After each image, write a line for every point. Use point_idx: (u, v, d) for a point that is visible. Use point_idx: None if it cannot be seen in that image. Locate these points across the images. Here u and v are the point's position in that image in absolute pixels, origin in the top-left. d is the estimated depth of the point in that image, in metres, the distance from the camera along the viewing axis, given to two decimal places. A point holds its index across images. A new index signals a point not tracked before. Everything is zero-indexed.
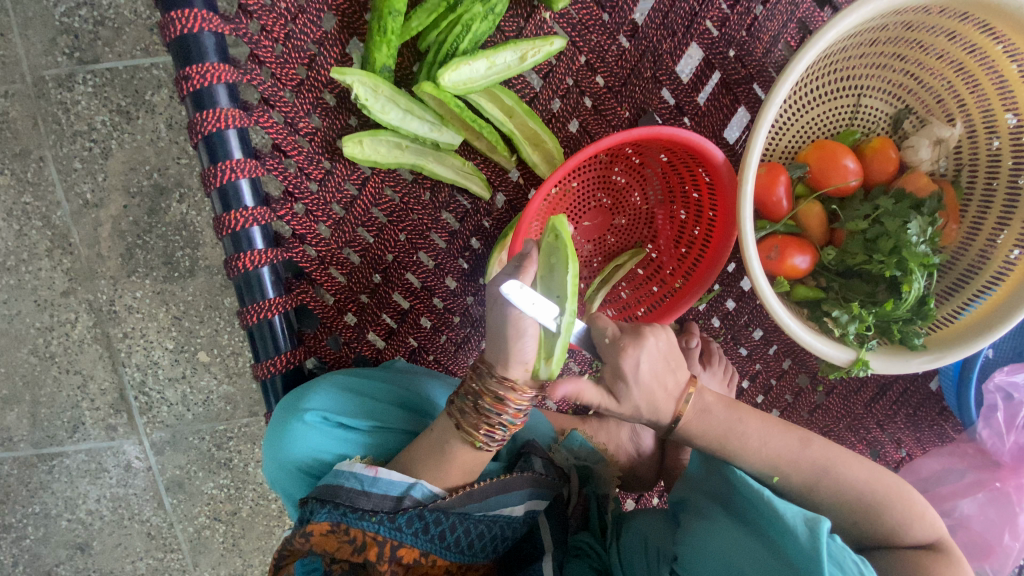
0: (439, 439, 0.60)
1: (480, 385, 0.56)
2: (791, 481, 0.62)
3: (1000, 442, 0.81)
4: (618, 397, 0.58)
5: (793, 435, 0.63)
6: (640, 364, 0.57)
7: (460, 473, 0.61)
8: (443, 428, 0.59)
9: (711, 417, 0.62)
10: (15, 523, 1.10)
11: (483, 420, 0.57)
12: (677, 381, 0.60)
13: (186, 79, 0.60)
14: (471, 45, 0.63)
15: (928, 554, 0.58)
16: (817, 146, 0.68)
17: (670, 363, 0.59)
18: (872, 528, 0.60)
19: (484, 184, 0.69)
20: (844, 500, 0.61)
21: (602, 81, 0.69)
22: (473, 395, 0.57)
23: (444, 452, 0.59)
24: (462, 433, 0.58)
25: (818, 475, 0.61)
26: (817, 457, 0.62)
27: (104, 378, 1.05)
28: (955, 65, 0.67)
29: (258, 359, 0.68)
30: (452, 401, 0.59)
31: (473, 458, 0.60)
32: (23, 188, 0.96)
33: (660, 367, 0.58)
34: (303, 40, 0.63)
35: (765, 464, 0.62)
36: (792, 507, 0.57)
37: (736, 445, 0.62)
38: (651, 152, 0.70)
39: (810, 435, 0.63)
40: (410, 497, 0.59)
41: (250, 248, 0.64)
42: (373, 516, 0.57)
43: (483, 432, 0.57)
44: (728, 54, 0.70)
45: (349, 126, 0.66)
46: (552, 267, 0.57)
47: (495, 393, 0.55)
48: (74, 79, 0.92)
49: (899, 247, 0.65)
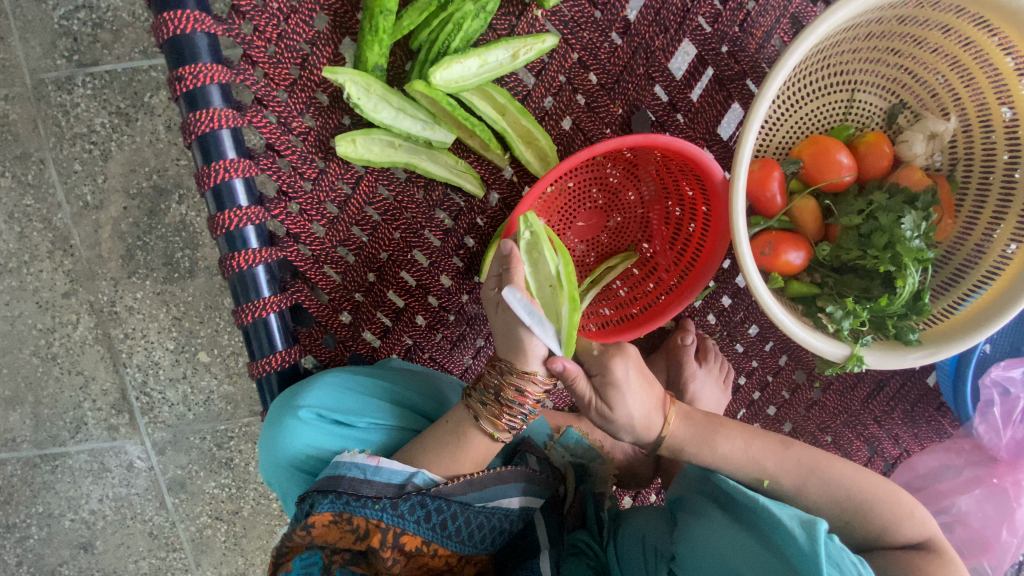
0: (451, 428, 0.61)
1: (501, 379, 0.58)
2: (781, 484, 0.62)
3: (996, 437, 0.81)
4: (612, 404, 0.58)
5: (775, 439, 0.64)
6: (629, 372, 0.59)
7: (472, 463, 0.62)
8: (459, 419, 0.61)
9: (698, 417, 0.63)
10: (19, 523, 1.11)
11: (506, 411, 0.58)
12: (656, 395, 0.61)
13: (179, 79, 0.60)
14: (463, 43, 0.63)
15: (922, 554, 0.58)
16: (810, 142, 0.68)
17: (649, 379, 0.61)
18: (863, 528, 0.60)
19: (477, 182, 0.69)
20: (836, 502, 0.61)
21: (594, 78, 0.69)
22: (494, 390, 0.58)
23: (456, 442, 0.61)
24: (481, 424, 0.60)
25: (806, 475, 0.62)
26: (801, 458, 0.62)
27: (105, 379, 1.06)
28: (950, 60, 0.67)
29: (254, 358, 0.69)
30: (470, 394, 0.60)
31: (484, 448, 0.62)
32: (24, 190, 0.97)
33: (644, 378, 0.60)
34: (295, 40, 0.63)
35: (751, 467, 0.62)
36: (787, 509, 0.57)
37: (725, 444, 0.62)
38: (644, 154, 0.69)
39: (791, 439, 0.64)
40: (412, 485, 0.59)
41: (245, 247, 0.65)
42: (375, 503, 0.57)
43: (505, 421, 0.59)
44: (721, 50, 0.70)
45: (342, 126, 0.66)
46: (537, 260, 0.62)
47: (518, 385, 0.57)
48: (73, 82, 0.93)
49: (893, 242, 0.65)
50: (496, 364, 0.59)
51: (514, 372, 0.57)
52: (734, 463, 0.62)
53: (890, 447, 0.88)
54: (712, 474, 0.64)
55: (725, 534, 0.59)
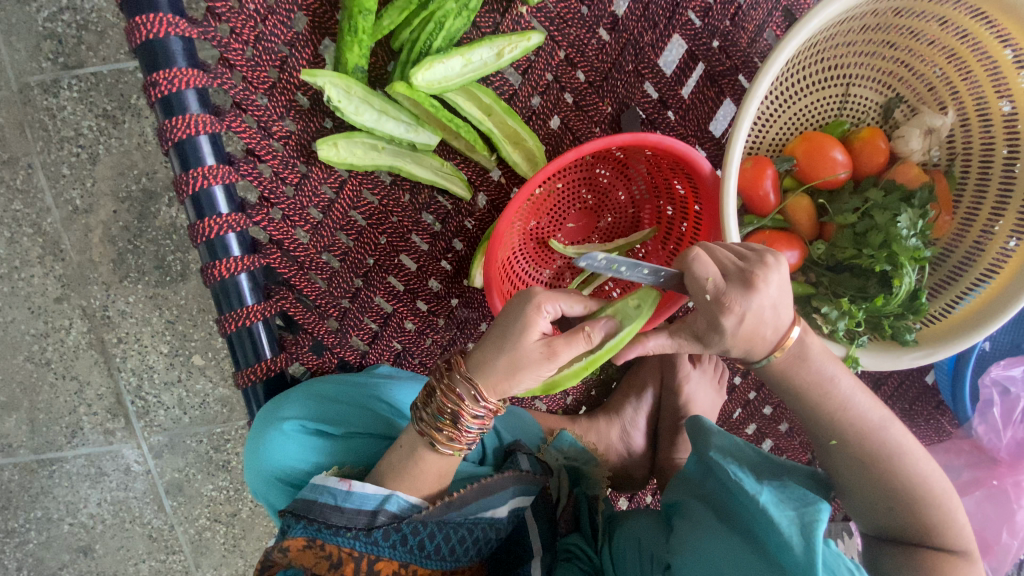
0: (405, 449, 0.59)
1: (457, 405, 0.54)
2: (848, 449, 0.58)
3: (996, 438, 0.80)
4: (708, 343, 0.53)
5: (876, 412, 0.58)
6: (746, 316, 0.50)
7: (435, 482, 0.60)
8: (412, 442, 0.58)
9: (802, 372, 0.56)
10: (18, 528, 1.11)
11: (455, 433, 0.56)
12: (779, 326, 0.53)
13: (154, 85, 0.59)
14: (446, 43, 0.62)
15: (946, 556, 0.57)
16: (804, 138, 0.66)
17: (783, 289, 0.52)
18: (910, 519, 0.58)
19: (464, 184, 0.67)
20: (876, 493, 0.58)
21: (582, 76, 0.68)
22: (450, 415, 0.55)
23: (409, 462, 0.58)
24: (438, 448, 0.57)
25: (881, 458, 0.57)
26: (888, 441, 0.57)
27: (100, 384, 1.05)
28: (946, 52, 0.65)
29: (239, 367, 0.68)
30: (421, 416, 0.56)
31: (439, 462, 0.59)
32: (13, 195, 0.96)
33: (774, 307, 0.51)
34: (273, 42, 0.61)
35: (828, 425, 0.58)
36: (787, 512, 0.55)
37: (816, 399, 0.57)
38: (634, 152, 0.67)
39: (890, 417, 0.58)
40: (384, 511, 0.58)
41: (227, 255, 0.64)
42: (347, 531, 0.56)
43: (464, 442, 0.57)
44: (712, 44, 0.68)
45: (324, 129, 0.65)
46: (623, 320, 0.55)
47: (475, 412, 0.54)
48: (59, 84, 0.92)
49: (888, 241, 0.63)
50: (458, 388, 0.54)
51: (473, 399, 0.53)
52: (815, 415, 0.58)
53: None
54: (721, 469, 0.62)
55: (722, 542, 0.57)
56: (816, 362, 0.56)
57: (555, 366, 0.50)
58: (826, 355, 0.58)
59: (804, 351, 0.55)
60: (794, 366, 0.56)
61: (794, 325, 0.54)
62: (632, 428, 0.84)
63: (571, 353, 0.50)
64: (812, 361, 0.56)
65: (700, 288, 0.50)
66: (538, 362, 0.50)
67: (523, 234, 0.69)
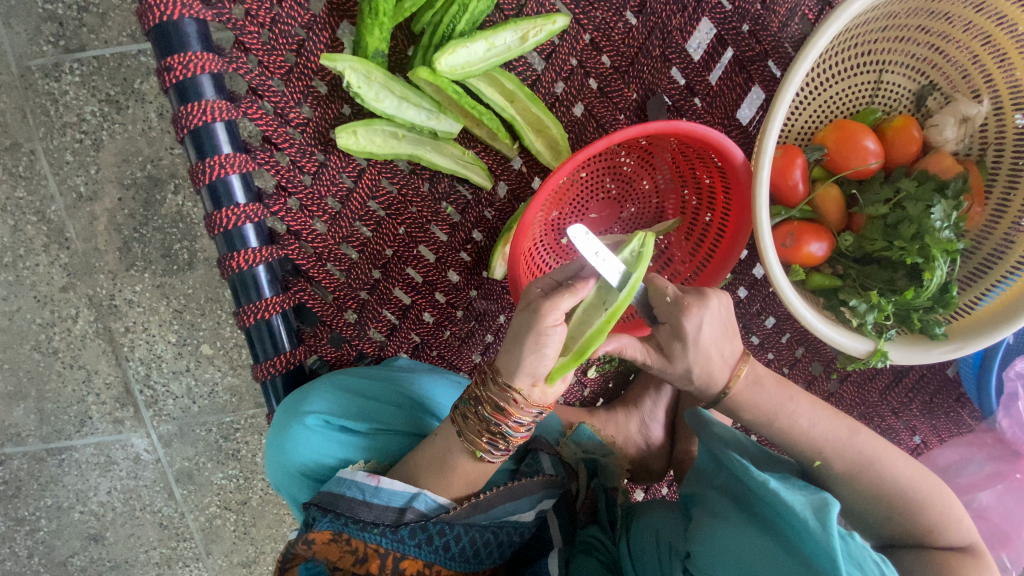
0: (439, 450, 0.58)
1: (482, 392, 0.54)
2: (833, 467, 0.61)
3: (1019, 431, 0.83)
4: (674, 358, 0.57)
5: (841, 424, 0.62)
6: (706, 328, 0.55)
7: (461, 484, 0.59)
8: (447, 435, 0.58)
9: (762, 391, 0.61)
10: (28, 516, 1.10)
11: (475, 421, 0.55)
12: (734, 351, 0.59)
13: (168, 70, 0.57)
14: (469, 26, 0.59)
15: (957, 556, 0.58)
16: (837, 127, 0.64)
17: (728, 331, 0.58)
18: (910, 524, 0.59)
19: (484, 173, 0.65)
20: (870, 502, 0.61)
21: (608, 61, 0.65)
22: (473, 401, 0.55)
23: (444, 462, 0.58)
24: (464, 440, 0.56)
25: (863, 466, 0.60)
26: (864, 448, 0.61)
27: (108, 372, 1.04)
28: (982, 38, 0.63)
29: (257, 360, 0.67)
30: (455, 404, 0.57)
31: (474, 468, 0.58)
32: (16, 182, 0.94)
33: (726, 329, 0.57)
34: (289, 25, 0.59)
35: (805, 444, 0.62)
36: (799, 497, 0.55)
37: (785, 425, 0.62)
38: (661, 140, 0.65)
39: (858, 425, 0.62)
40: (413, 509, 0.56)
41: (244, 246, 0.63)
42: (374, 527, 0.55)
43: (485, 438, 0.55)
44: (742, 29, 0.66)
45: (343, 116, 0.63)
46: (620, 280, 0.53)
47: (496, 402, 0.53)
48: (61, 68, 0.89)
49: (921, 233, 0.63)
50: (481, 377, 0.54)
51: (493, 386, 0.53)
52: (791, 439, 0.62)
53: (907, 438, 0.86)
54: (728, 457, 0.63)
55: (743, 533, 0.56)
56: (772, 389, 0.62)
57: (542, 324, 0.49)
58: (780, 383, 0.63)
59: (758, 377, 0.61)
60: (754, 393, 0.61)
61: (744, 355, 0.60)
62: (650, 421, 0.83)
63: (550, 301, 0.49)
64: (766, 388, 0.62)
65: (662, 296, 0.55)
66: (524, 321, 0.50)
67: (545, 225, 0.67)
